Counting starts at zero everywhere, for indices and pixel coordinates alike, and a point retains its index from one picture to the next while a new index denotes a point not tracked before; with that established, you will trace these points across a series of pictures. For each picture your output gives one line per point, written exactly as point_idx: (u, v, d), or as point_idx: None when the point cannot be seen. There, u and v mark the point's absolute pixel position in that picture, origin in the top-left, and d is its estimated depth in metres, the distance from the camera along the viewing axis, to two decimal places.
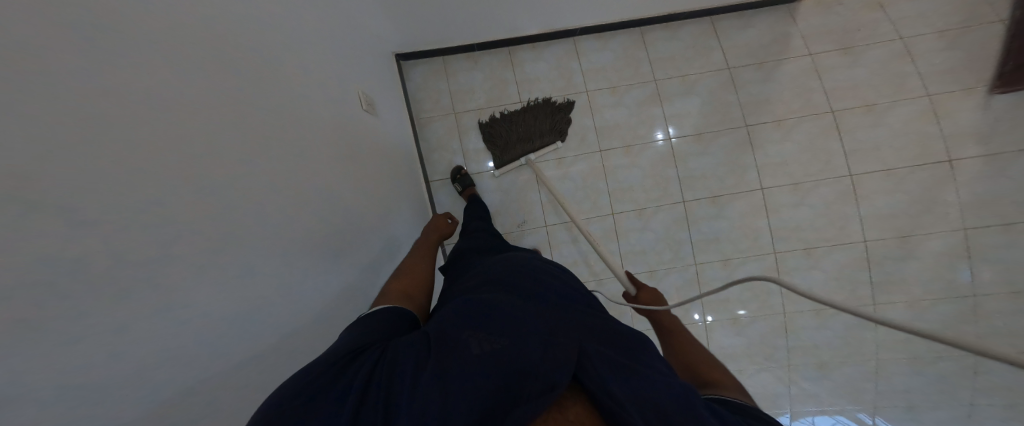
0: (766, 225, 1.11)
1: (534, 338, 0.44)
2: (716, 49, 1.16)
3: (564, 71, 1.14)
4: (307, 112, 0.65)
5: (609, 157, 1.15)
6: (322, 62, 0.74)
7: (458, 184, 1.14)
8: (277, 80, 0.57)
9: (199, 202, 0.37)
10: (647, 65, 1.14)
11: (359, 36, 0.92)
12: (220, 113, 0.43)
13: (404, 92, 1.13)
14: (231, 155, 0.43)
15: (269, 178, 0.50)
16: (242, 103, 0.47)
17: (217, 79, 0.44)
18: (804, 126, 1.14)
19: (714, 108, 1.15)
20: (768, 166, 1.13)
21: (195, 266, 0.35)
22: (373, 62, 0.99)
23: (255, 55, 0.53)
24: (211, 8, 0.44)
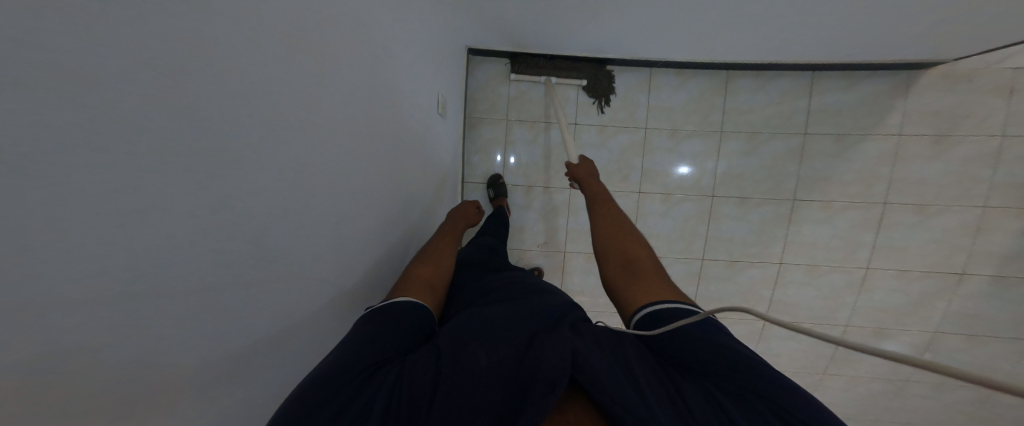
0: (767, 296, 1.17)
1: (535, 347, 0.43)
2: (802, 110, 1.04)
3: (629, 102, 1.02)
4: (381, 182, 0.60)
5: (645, 200, 1.11)
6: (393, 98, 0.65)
7: (492, 190, 1.08)
8: (360, 163, 0.51)
9: (262, 375, 0.36)
10: (719, 114, 1.03)
11: (443, 41, 0.79)
12: (304, 258, 0.41)
13: (463, 89, 1.01)
14: (309, 295, 0.43)
15: (343, 285, 0.51)
16: (325, 231, 0.44)
17: (308, 220, 0.41)
18: (849, 211, 1.11)
19: (770, 174, 1.09)
20: (795, 243, 1.13)
21: (253, 396, 0.36)
22: (448, 63, 0.86)
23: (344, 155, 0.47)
24: (303, 135, 0.38)
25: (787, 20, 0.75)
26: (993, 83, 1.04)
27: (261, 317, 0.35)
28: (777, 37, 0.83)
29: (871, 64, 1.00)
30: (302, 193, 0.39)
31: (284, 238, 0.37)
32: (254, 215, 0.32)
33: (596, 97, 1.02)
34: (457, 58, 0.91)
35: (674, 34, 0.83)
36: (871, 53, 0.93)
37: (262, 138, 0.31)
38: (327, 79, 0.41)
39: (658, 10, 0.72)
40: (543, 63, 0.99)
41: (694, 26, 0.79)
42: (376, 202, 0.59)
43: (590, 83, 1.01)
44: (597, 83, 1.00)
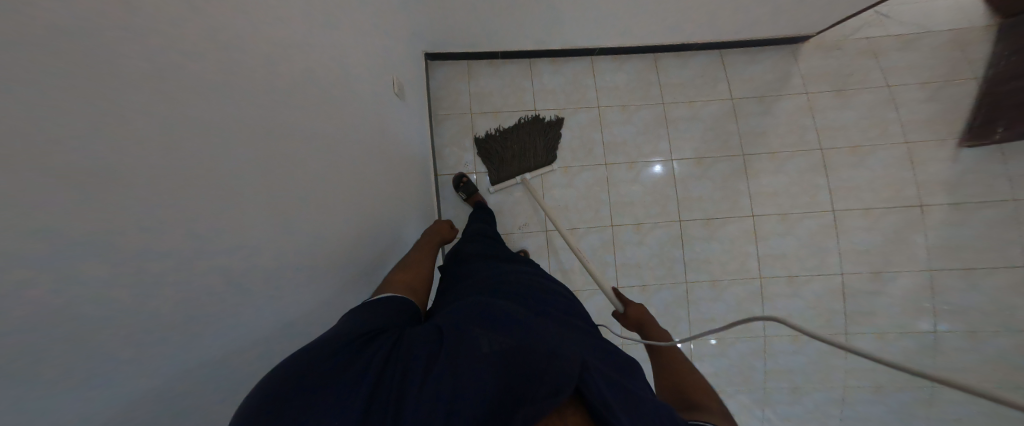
0: (754, 250, 1.15)
1: (543, 344, 0.39)
2: (723, 80, 1.23)
3: (578, 86, 1.18)
4: (341, 101, 0.64)
5: (612, 170, 1.17)
6: (359, 51, 0.74)
7: (461, 191, 1.14)
8: (317, 60, 0.57)
9: (223, 148, 0.35)
10: (657, 89, 1.20)
11: (400, 32, 0.95)
12: (258, 81, 0.41)
13: (426, 88, 1.14)
14: (270, 129, 0.43)
15: (302, 158, 0.50)
16: (279, 81, 0.46)
17: (267, 55, 0.44)
18: (797, 158, 1.21)
19: (715, 135, 1.20)
20: (760, 193, 1.18)
21: (217, 162, 0.34)
22: (404, 56, 1.00)
23: (300, 39, 0.52)
24: None
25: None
26: (858, 49, 1.30)
27: (215, 76, 0.34)
28: (681, 13, 1.05)
29: (763, 40, 1.24)
30: (258, 30, 0.42)
31: (245, 43, 0.39)
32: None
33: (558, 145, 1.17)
34: (415, 56, 1.06)
35: (600, 17, 1.03)
36: (755, 28, 1.17)
37: None
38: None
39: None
40: (502, 150, 1.13)
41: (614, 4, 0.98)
42: (337, 114, 0.62)
43: (548, 142, 1.15)
44: (551, 138, 1.15)
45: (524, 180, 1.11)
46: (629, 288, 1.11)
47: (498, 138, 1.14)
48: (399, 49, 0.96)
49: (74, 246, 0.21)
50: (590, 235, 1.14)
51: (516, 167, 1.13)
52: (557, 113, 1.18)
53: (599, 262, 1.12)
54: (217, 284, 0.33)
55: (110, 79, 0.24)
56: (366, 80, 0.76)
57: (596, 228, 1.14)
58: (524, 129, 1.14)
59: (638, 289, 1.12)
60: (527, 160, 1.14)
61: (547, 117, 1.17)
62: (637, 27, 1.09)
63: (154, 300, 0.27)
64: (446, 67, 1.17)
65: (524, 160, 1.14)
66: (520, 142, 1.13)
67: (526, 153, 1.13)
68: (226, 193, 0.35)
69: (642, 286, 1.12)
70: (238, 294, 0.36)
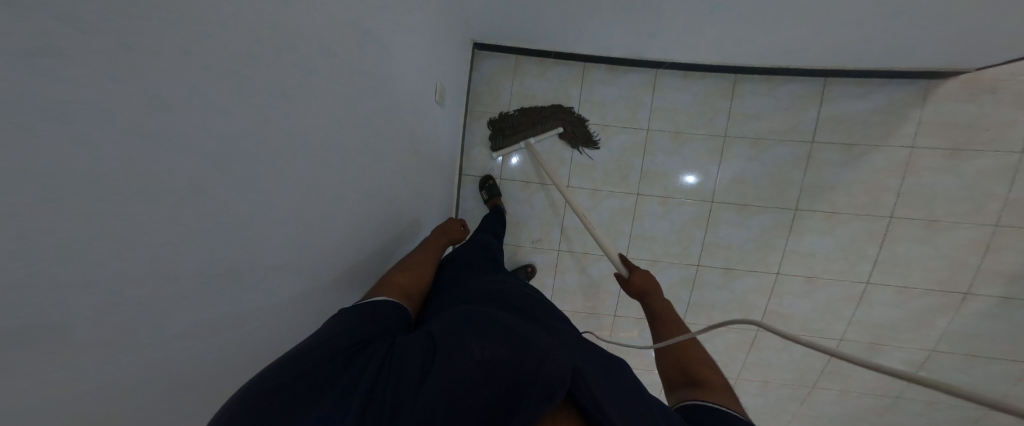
0: (763, 305, 1.13)
1: (534, 347, 0.40)
2: (812, 116, 1.03)
3: (632, 102, 1.01)
4: (377, 172, 0.61)
5: (643, 202, 1.07)
6: (405, 88, 0.66)
7: (484, 192, 1.09)
8: (362, 146, 0.53)
9: (236, 350, 0.36)
10: (723, 118, 1.02)
11: (445, 29, 0.80)
12: (291, 245, 0.40)
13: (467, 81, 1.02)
14: (303, 275, 0.44)
15: (333, 271, 0.52)
16: (314, 217, 0.44)
17: (302, 205, 0.41)
18: (854, 222, 1.08)
19: (773, 181, 1.07)
20: (794, 253, 1.11)
21: (230, 367, 0.36)
22: (451, 57, 0.88)
23: (349, 143, 0.49)
24: (310, 119, 0.39)
25: (801, 22, 0.74)
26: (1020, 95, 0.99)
27: (227, 289, 0.32)
28: (790, 40, 0.82)
29: (884, 71, 0.98)
30: (306, 175, 0.41)
31: (281, 218, 0.38)
32: (239, 203, 0.31)
33: (582, 148, 1.05)
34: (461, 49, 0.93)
35: (681, 34, 0.83)
36: (886, 59, 0.91)
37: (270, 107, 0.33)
38: (342, 71, 0.44)
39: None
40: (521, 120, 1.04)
41: (707, 21, 0.77)
42: (369, 193, 0.59)
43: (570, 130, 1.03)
44: (577, 134, 1.03)
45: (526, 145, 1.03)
46: (625, 316, 1.16)
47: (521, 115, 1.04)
48: (444, 50, 0.82)
49: None
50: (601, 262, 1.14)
51: (522, 134, 1.05)
52: (601, 128, 1.03)
53: (604, 289, 1.15)
54: None
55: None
56: (405, 116, 0.68)
57: None
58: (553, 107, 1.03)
59: (633, 319, 1.17)
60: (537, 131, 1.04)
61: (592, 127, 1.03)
62: (732, 41, 0.85)
63: None
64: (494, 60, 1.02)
65: (535, 132, 1.04)
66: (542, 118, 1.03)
67: (541, 127, 1.04)
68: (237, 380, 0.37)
69: (638, 318, 1.17)
70: None
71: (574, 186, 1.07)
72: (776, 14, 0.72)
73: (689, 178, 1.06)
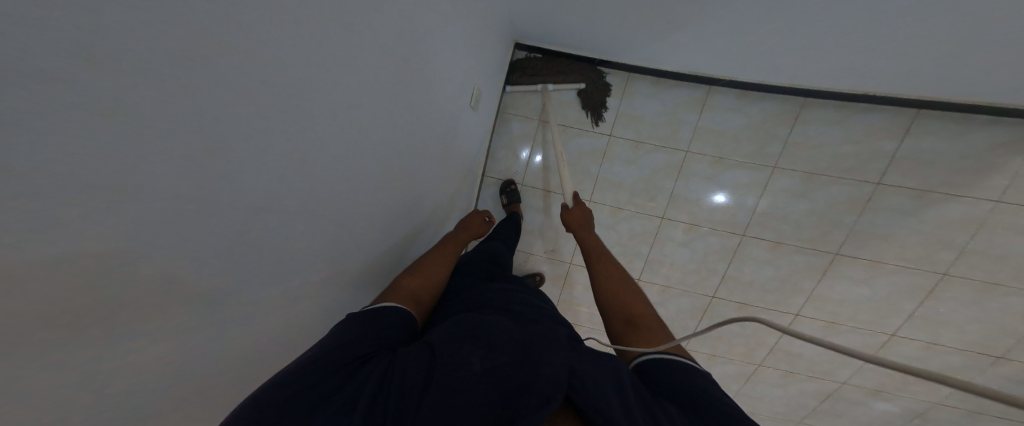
0: (772, 343, 1.08)
1: (534, 353, 0.36)
2: (885, 155, 0.88)
3: (675, 120, 0.87)
4: (390, 215, 0.56)
5: (666, 227, 0.98)
6: (430, 114, 0.57)
7: (505, 196, 1.01)
8: (372, 198, 0.48)
9: None
10: (778, 147, 0.88)
11: (482, 29, 0.67)
12: (276, 331, 0.37)
13: (504, 83, 0.95)
14: (292, 350, 0.42)
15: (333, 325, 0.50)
16: (307, 293, 0.41)
17: (293, 287, 0.38)
18: (898, 275, 0.98)
19: (819, 222, 0.95)
20: (819, 297, 1.03)
21: None
22: (489, 63, 0.78)
23: (354, 210, 0.44)
24: (302, 209, 0.34)
25: (918, 46, 0.59)
26: None
27: (186, 409, 0.29)
28: (891, 69, 0.67)
29: (991, 110, 0.81)
30: (301, 254, 0.36)
31: (262, 318, 0.34)
32: (202, 332, 0.27)
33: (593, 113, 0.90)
34: (501, 50, 0.82)
35: (758, 49, 0.68)
36: (1005, 99, 0.74)
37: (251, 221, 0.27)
38: (353, 133, 0.37)
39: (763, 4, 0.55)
40: (545, 65, 0.90)
41: (795, 36, 0.62)
42: (379, 238, 0.55)
43: (589, 88, 0.89)
44: (595, 95, 0.88)
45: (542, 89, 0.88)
46: None
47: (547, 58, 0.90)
48: (480, 54, 0.71)
49: None
50: None
51: (541, 75, 0.90)
52: (636, 143, 0.90)
53: None
54: None
55: None
56: (430, 142, 0.61)
57: None
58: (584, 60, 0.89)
59: None
60: (558, 77, 0.90)
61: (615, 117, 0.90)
62: (815, 64, 0.69)
63: None
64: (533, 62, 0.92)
65: (556, 75, 0.90)
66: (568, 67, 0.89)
67: (563, 73, 0.89)
68: None
69: None
70: None
71: (596, 202, 0.96)
72: (891, 34, 0.57)
73: (718, 197, 0.94)
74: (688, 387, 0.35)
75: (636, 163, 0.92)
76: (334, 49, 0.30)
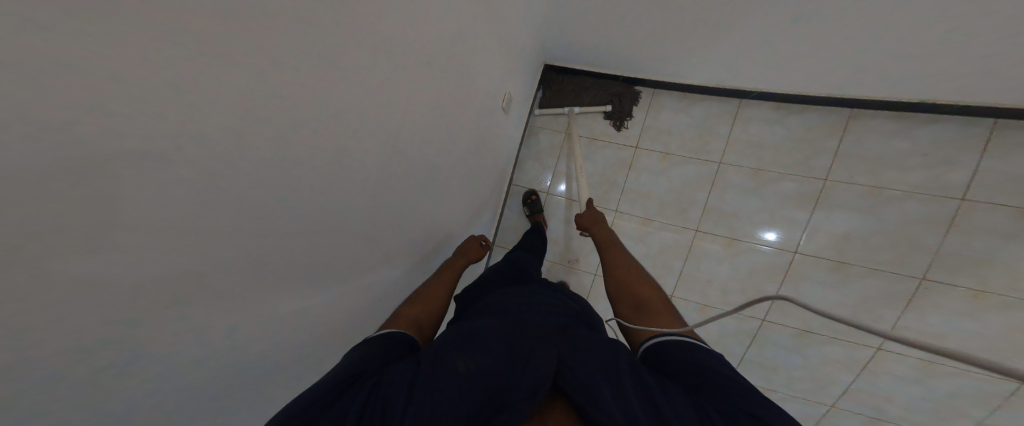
0: (849, 381, 0.96)
1: (521, 361, 0.37)
2: (967, 168, 0.80)
3: (706, 132, 0.92)
4: (443, 198, 0.65)
5: (701, 241, 0.95)
6: (480, 116, 0.70)
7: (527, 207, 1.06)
8: (433, 175, 0.57)
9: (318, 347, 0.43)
10: (826, 160, 0.86)
11: (524, 55, 0.82)
12: (366, 263, 0.48)
13: (534, 100, 1.04)
14: (373, 288, 0.52)
15: (399, 278, 0.60)
16: (391, 238, 0.52)
17: (382, 233, 0.48)
18: (1011, 310, 0.82)
19: (893, 243, 0.86)
20: (902, 329, 0.89)
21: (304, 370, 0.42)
22: (523, 82, 0.90)
23: (419, 182, 0.53)
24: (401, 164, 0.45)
25: (967, 45, 0.58)
26: None
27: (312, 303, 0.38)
28: (942, 71, 0.65)
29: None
30: (386, 207, 0.47)
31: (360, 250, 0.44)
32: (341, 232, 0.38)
33: (619, 117, 0.97)
34: (532, 71, 0.94)
35: (785, 58, 0.72)
36: None
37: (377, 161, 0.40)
38: (434, 116, 0.50)
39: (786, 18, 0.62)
40: (568, 88, 1.01)
41: (824, 43, 0.65)
42: (436, 215, 0.65)
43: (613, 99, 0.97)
44: (620, 102, 0.96)
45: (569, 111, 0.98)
46: None
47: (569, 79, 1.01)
48: (519, 75, 0.85)
49: None
50: None
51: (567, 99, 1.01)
52: (664, 154, 0.95)
53: None
54: None
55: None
56: (477, 141, 0.75)
57: None
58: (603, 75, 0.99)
59: None
60: (582, 98, 1.00)
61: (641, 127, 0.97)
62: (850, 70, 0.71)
63: None
64: (563, 81, 1.01)
65: (580, 97, 1.00)
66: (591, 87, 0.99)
67: (587, 92, 0.99)
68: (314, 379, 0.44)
69: None
70: None
71: (622, 212, 0.98)
72: (934, 36, 0.57)
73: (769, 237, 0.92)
74: (688, 366, 0.36)
75: (664, 172, 0.95)
76: None
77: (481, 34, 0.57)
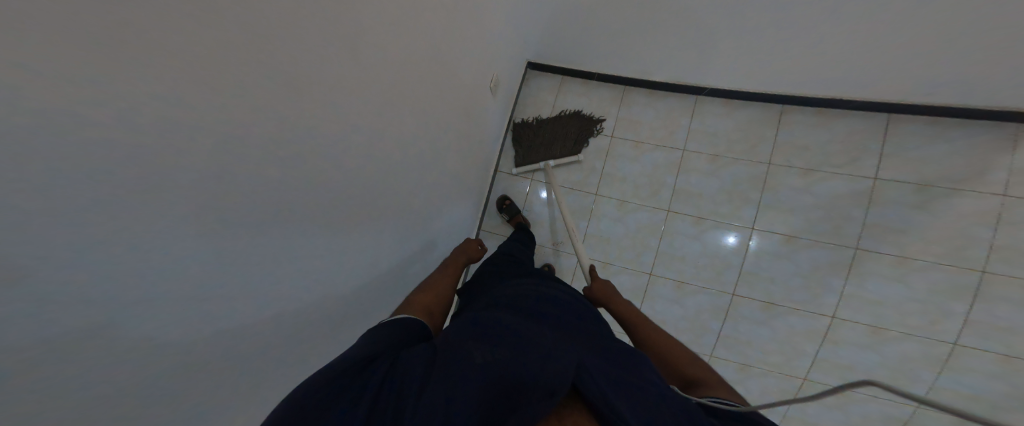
0: (813, 351, 1.03)
1: (535, 345, 0.35)
2: (873, 153, 0.98)
3: (669, 123, 1.07)
4: (438, 152, 0.74)
5: (673, 219, 1.05)
6: (475, 88, 0.82)
7: (502, 212, 1.09)
8: (433, 120, 0.67)
9: (322, 236, 0.45)
10: (768, 147, 1.03)
11: (512, 46, 0.97)
12: (371, 175, 0.52)
13: (517, 94, 1.16)
14: (372, 206, 0.56)
15: (394, 214, 0.64)
16: (393, 163, 0.58)
17: (387, 147, 0.54)
18: (931, 272, 0.96)
19: (828, 216, 1.00)
20: (853, 298, 1.00)
21: (309, 251, 0.43)
22: (508, 70, 1.02)
23: (420, 121, 0.62)
24: (406, 86, 0.54)
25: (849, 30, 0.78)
26: None
27: (329, 181, 0.43)
28: (839, 61, 0.85)
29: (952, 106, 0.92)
30: (391, 125, 0.54)
31: (366, 157, 0.50)
32: (359, 115, 0.45)
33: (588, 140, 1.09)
34: (518, 66, 1.08)
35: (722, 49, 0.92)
36: (950, 93, 0.89)
37: (393, 61, 0.48)
38: (434, 62, 0.60)
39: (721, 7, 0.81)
40: (536, 143, 1.10)
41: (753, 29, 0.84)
42: (432, 163, 0.73)
43: (579, 137, 1.09)
44: (584, 133, 1.09)
45: (546, 165, 1.06)
46: None
47: (534, 131, 1.11)
48: (508, 63, 0.99)
49: (199, 363, 0.31)
50: (622, 274, 1.05)
51: (541, 154, 1.09)
52: (637, 141, 1.08)
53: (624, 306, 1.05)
54: (276, 348, 0.41)
55: (231, 223, 0.30)
56: (472, 110, 0.85)
57: (632, 271, 1.05)
58: (560, 120, 1.11)
59: None
60: (554, 149, 1.09)
61: (613, 118, 1.11)
62: (774, 58, 0.90)
63: (220, 379, 0.34)
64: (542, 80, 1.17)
65: (551, 149, 1.09)
66: (557, 134, 1.10)
67: (555, 142, 1.09)
68: (311, 272, 0.45)
69: None
70: (309, 340, 0.48)
71: (603, 193, 1.08)
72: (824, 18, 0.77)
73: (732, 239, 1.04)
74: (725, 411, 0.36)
75: (637, 156, 1.08)
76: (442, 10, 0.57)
77: (482, 14, 0.72)
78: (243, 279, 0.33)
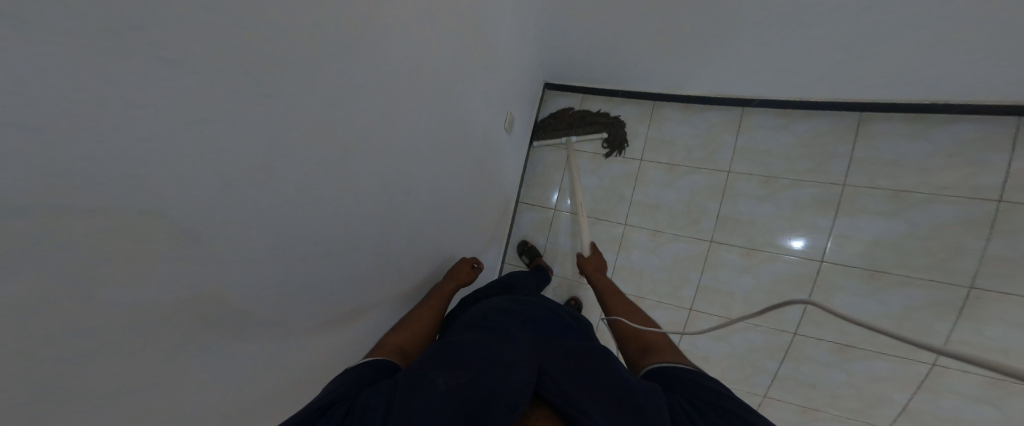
0: (903, 400, 0.86)
1: (498, 363, 0.37)
2: (998, 168, 0.77)
3: (710, 142, 0.95)
4: (457, 193, 0.72)
5: (716, 251, 0.93)
6: (492, 121, 0.79)
7: (524, 255, 1.05)
8: (452, 166, 0.65)
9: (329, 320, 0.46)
10: (841, 164, 0.86)
11: (526, 74, 0.92)
12: (384, 244, 0.52)
13: (535, 118, 1.10)
14: (388, 270, 0.56)
15: (410, 267, 0.63)
16: (408, 218, 0.56)
17: (406, 206, 0.54)
18: None
19: (929, 247, 0.81)
20: (961, 345, 0.79)
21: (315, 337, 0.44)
22: (525, 98, 0.98)
23: (436, 171, 0.60)
24: (417, 149, 0.52)
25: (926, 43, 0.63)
26: None
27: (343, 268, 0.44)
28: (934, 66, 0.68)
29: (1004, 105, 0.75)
30: (404, 191, 0.52)
31: (380, 228, 0.49)
32: (370, 197, 0.44)
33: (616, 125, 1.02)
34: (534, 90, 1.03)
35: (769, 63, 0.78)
36: None
37: (405, 133, 0.47)
38: (447, 111, 0.58)
39: (774, 24, 0.67)
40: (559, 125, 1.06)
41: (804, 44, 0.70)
42: (451, 208, 0.71)
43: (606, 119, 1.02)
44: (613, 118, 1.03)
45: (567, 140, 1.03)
46: None
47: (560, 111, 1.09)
48: (523, 90, 0.95)
49: None
50: (658, 310, 0.96)
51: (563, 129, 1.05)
52: (670, 162, 0.98)
53: None
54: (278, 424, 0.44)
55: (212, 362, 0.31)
56: (489, 148, 0.82)
57: (668, 307, 0.96)
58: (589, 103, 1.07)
59: None
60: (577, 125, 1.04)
61: (644, 138, 1.01)
62: (839, 68, 0.74)
63: None
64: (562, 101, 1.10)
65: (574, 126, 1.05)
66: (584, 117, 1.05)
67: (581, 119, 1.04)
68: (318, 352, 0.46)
69: None
70: None
71: (633, 222, 0.99)
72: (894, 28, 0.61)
73: (799, 243, 0.88)
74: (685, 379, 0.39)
75: (672, 180, 0.97)
76: (448, 63, 0.54)
77: (490, 48, 0.67)
78: (233, 393, 0.35)
